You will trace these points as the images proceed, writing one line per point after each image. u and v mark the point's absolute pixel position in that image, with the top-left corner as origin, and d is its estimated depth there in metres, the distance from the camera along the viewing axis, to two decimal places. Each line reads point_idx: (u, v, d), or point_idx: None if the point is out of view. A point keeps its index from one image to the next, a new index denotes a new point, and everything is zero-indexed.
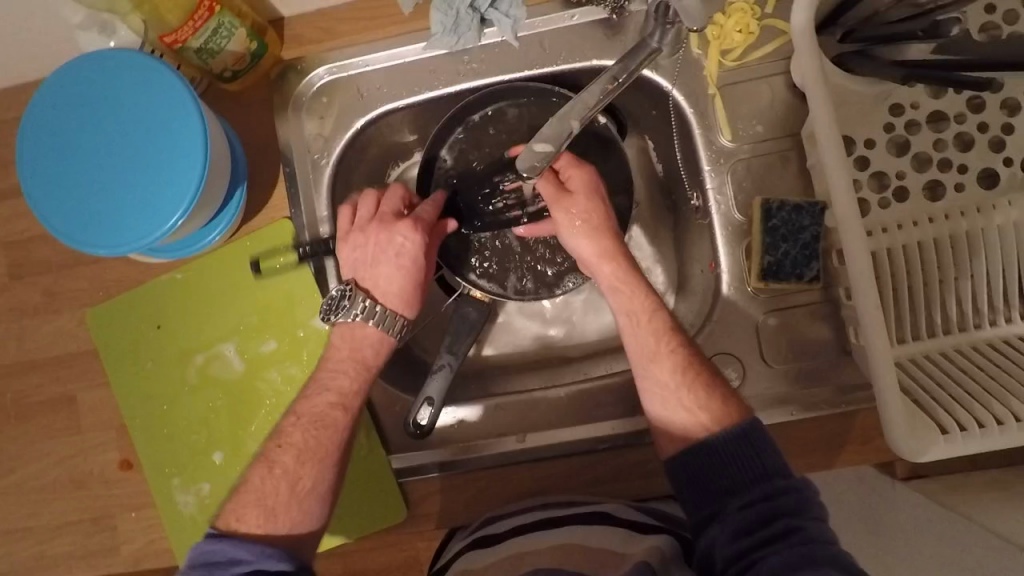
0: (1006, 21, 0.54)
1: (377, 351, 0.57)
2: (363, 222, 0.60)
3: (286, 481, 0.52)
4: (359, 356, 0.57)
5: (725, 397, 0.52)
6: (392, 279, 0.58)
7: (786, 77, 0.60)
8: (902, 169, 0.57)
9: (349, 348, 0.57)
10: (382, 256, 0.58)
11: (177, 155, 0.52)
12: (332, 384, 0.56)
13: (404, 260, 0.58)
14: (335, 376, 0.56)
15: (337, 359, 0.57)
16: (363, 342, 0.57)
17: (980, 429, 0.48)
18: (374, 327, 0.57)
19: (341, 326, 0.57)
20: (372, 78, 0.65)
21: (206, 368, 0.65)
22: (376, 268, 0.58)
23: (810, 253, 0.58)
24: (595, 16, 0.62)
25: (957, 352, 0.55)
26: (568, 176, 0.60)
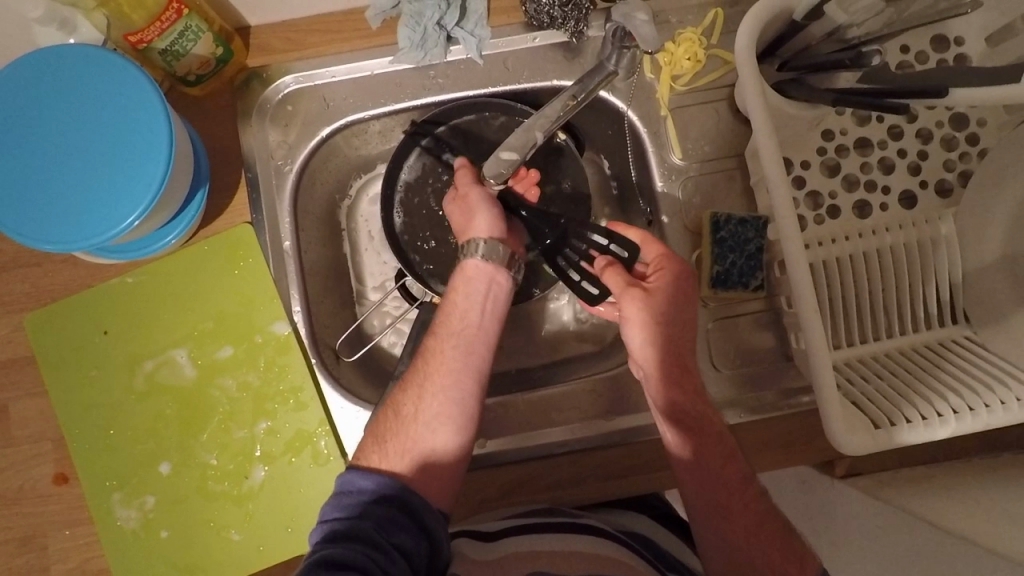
0: (918, 61, 0.61)
1: (487, 284, 0.57)
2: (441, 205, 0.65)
3: (415, 431, 0.52)
4: (465, 289, 0.57)
5: (804, 555, 0.51)
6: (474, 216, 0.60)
7: (729, 102, 0.65)
8: (834, 190, 0.63)
9: (456, 285, 0.58)
10: (457, 208, 0.62)
11: (141, 152, 0.52)
12: (454, 318, 0.56)
13: (486, 198, 0.60)
14: (465, 304, 0.56)
15: (455, 290, 0.57)
16: (475, 280, 0.57)
17: (908, 424, 0.53)
18: (481, 261, 0.57)
19: (459, 269, 0.58)
20: (338, 88, 0.66)
21: (155, 374, 0.63)
22: (464, 208, 0.61)
23: (754, 263, 0.62)
24: (556, 39, 0.65)
25: (886, 357, 0.60)
26: (655, 273, 0.56)
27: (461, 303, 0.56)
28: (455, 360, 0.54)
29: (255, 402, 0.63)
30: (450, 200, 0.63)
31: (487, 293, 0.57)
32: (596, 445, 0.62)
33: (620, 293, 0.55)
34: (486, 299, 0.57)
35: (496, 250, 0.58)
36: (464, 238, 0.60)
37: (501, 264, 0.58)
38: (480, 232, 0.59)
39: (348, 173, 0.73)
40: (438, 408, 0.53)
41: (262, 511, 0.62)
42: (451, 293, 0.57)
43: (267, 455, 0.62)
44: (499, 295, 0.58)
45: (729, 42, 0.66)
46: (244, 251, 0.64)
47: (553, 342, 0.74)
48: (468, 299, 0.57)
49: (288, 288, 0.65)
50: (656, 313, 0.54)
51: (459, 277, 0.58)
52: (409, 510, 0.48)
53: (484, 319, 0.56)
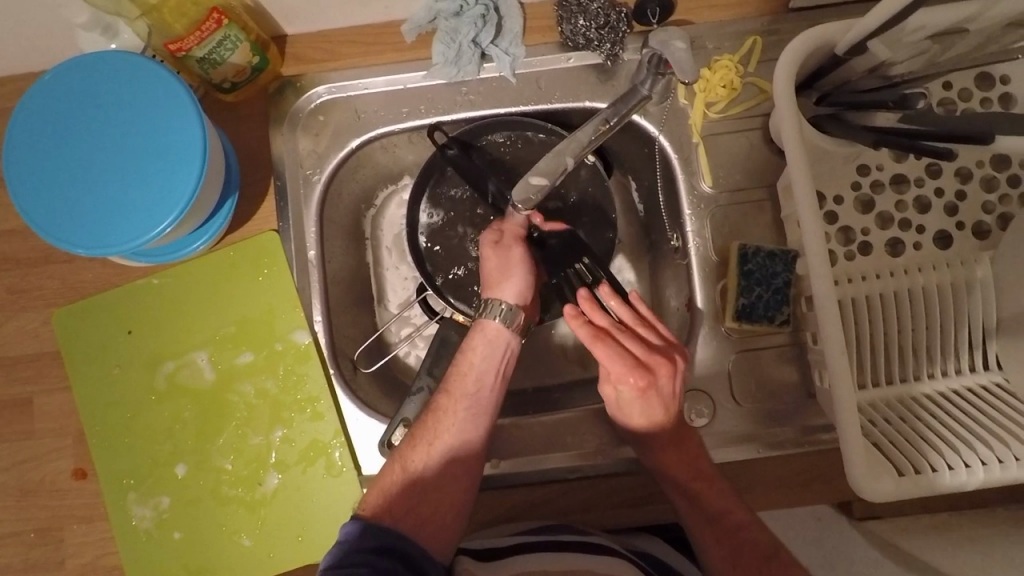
0: (961, 97, 0.59)
1: (508, 351, 0.59)
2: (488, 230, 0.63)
3: (418, 487, 0.54)
4: (483, 348, 0.58)
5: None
6: (507, 275, 0.60)
7: (763, 131, 0.64)
8: (867, 226, 0.62)
9: (471, 341, 0.59)
10: (499, 259, 0.60)
11: (175, 159, 0.52)
12: (467, 377, 0.57)
13: (526, 261, 0.60)
14: (478, 367, 0.58)
15: (468, 350, 0.58)
16: (500, 342, 0.58)
17: (934, 472, 0.51)
18: (509, 328, 0.59)
19: (479, 325, 0.59)
20: (369, 101, 0.66)
21: (175, 376, 0.64)
22: (502, 261, 0.60)
23: (781, 297, 0.61)
24: (590, 61, 0.65)
25: (912, 400, 0.59)
26: (664, 352, 0.56)
27: (478, 362, 0.58)
28: (465, 417, 0.56)
29: (272, 410, 0.63)
30: (491, 243, 0.61)
31: (504, 358, 0.58)
32: (610, 471, 0.62)
33: (632, 368, 0.55)
34: (502, 362, 0.58)
35: (518, 317, 0.59)
36: (489, 295, 0.60)
37: (517, 331, 0.59)
38: (508, 294, 0.59)
39: (375, 184, 0.74)
40: (448, 455, 0.55)
41: (275, 518, 0.62)
42: (464, 355, 0.58)
43: (281, 462, 0.62)
44: (512, 358, 0.59)
45: (767, 70, 0.64)
46: (268, 257, 0.64)
47: (570, 364, 0.73)
48: (486, 361, 0.58)
49: (309, 297, 0.65)
50: (661, 389, 0.56)
51: (478, 331, 0.59)
52: (405, 558, 0.50)
53: (497, 381, 0.58)
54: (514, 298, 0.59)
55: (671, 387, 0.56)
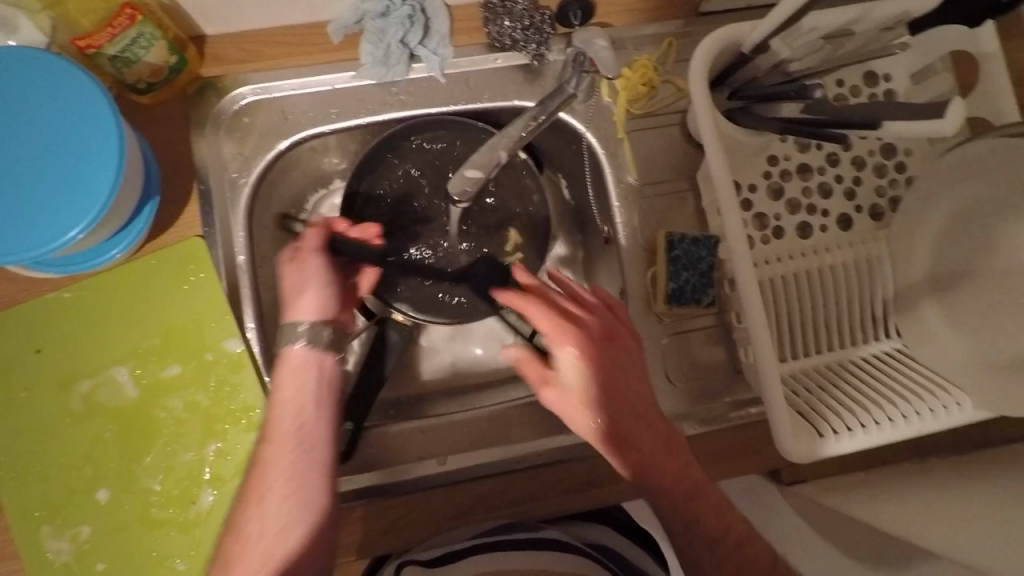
0: (852, 93, 0.66)
1: (321, 374, 0.55)
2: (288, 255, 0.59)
3: (262, 550, 0.48)
4: (291, 381, 0.54)
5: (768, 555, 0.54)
6: (303, 290, 0.57)
7: (681, 127, 0.69)
8: (778, 212, 0.67)
9: (279, 375, 0.55)
10: (295, 277, 0.57)
11: (89, 157, 0.49)
12: (279, 417, 0.53)
13: (322, 277, 0.57)
14: (290, 400, 0.53)
15: (276, 392, 0.54)
16: (305, 369, 0.55)
17: (849, 431, 0.56)
18: (310, 352, 0.55)
19: (281, 356, 0.55)
20: (297, 101, 0.65)
21: (92, 395, 0.60)
22: (298, 275, 0.57)
23: (707, 280, 0.64)
24: (517, 61, 0.67)
25: (827, 369, 0.63)
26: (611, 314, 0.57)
27: (293, 397, 0.53)
28: (289, 458, 0.51)
29: (205, 423, 0.60)
30: (287, 259, 0.58)
31: (320, 379, 0.55)
32: (554, 459, 0.62)
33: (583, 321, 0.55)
34: (317, 387, 0.54)
35: (320, 335, 0.55)
36: (288, 319, 0.56)
37: (326, 349, 0.56)
38: (307, 314, 0.56)
39: (305, 188, 0.72)
40: (284, 503, 0.50)
41: (210, 538, 0.58)
42: (275, 397, 0.54)
43: (216, 477, 0.59)
44: (326, 375, 0.55)
45: (682, 69, 0.69)
46: (195, 264, 0.61)
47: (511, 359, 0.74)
48: (297, 391, 0.54)
49: (240, 303, 0.62)
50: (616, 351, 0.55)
51: (286, 364, 0.55)
52: None
53: (314, 403, 0.54)
54: (312, 316, 0.56)
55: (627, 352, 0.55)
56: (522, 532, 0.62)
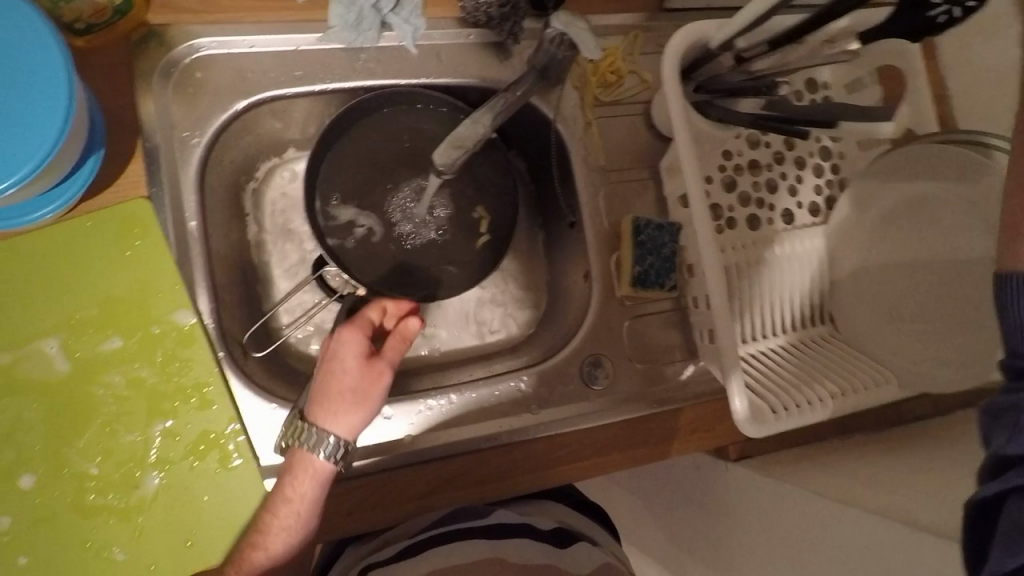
0: (807, 89, 0.70)
1: (318, 484, 0.53)
2: (360, 327, 0.57)
3: None
4: (296, 493, 0.52)
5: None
6: (349, 403, 0.54)
7: (644, 117, 0.71)
8: (731, 205, 0.69)
9: (285, 483, 0.53)
10: (348, 370, 0.55)
11: (21, 114, 0.43)
12: (278, 525, 0.52)
13: (372, 393, 0.55)
14: (292, 507, 0.52)
15: (280, 496, 0.53)
16: (308, 475, 0.52)
17: (797, 408, 0.60)
18: (327, 463, 0.52)
19: (297, 459, 0.52)
20: (256, 60, 0.61)
21: (13, 369, 0.53)
22: (346, 380, 0.54)
23: (669, 265, 0.67)
24: (489, 39, 0.66)
25: (774, 352, 0.67)
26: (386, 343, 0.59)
27: (285, 510, 0.52)
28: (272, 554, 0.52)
29: (149, 401, 0.55)
30: (355, 349, 0.56)
31: (318, 488, 0.53)
32: (526, 436, 0.64)
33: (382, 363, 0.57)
34: (316, 498, 0.53)
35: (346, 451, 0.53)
36: (318, 421, 0.53)
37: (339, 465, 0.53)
38: (340, 423, 0.53)
39: (257, 154, 0.68)
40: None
41: (155, 525, 0.54)
42: (277, 499, 0.53)
43: (163, 459, 0.55)
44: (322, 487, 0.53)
45: (647, 61, 0.71)
46: (139, 228, 0.56)
47: (473, 336, 0.74)
48: (295, 501, 0.52)
49: (192, 273, 0.58)
50: None
51: (301, 470, 0.52)
52: None
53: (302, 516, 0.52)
54: (344, 428, 0.53)
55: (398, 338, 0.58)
56: (468, 520, 0.63)
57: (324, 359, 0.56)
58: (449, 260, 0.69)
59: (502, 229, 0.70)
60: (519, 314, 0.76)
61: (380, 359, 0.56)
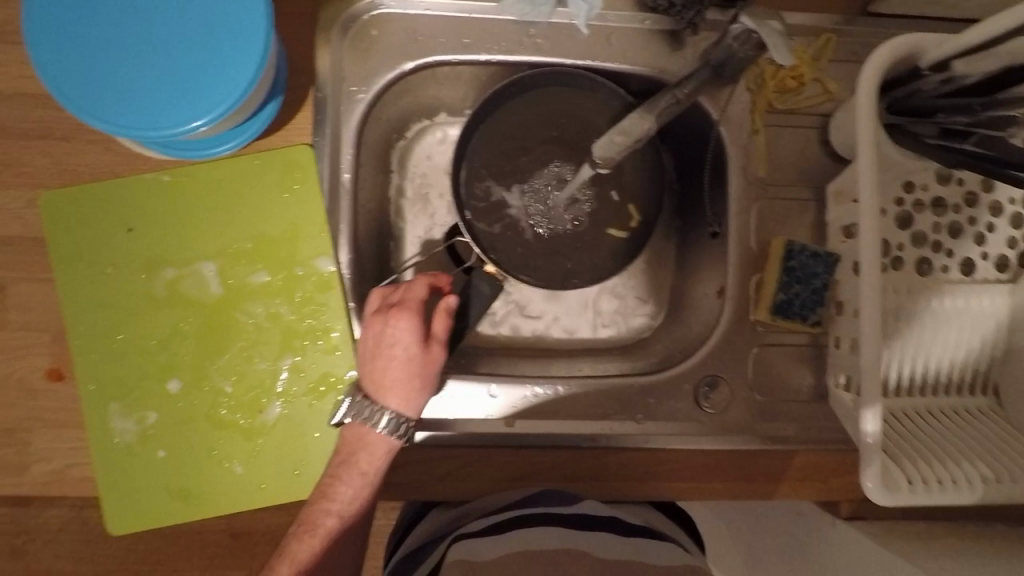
0: None
1: (378, 457, 0.52)
2: (403, 310, 0.54)
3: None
4: (368, 468, 0.52)
5: None
6: (408, 386, 0.53)
7: (819, 132, 0.64)
8: (901, 242, 0.61)
9: (352, 458, 0.52)
10: (398, 354, 0.53)
11: (194, 85, 0.46)
12: (346, 494, 0.52)
13: (427, 375, 0.53)
14: (363, 479, 0.52)
15: (346, 467, 0.52)
16: (368, 448, 0.52)
17: (938, 485, 0.53)
18: (386, 438, 0.52)
19: (358, 438, 0.52)
20: (428, 23, 0.61)
21: (176, 284, 0.59)
22: (399, 365, 0.53)
23: (817, 299, 0.61)
24: (664, 26, 0.62)
25: (919, 415, 0.60)
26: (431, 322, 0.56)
27: (354, 474, 0.52)
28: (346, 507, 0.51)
29: (284, 336, 0.59)
30: (405, 335, 0.53)
31: (379, 461, 0.52)
32: (627, 444, 0.62)
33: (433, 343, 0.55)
34: (376, 467, 0.52)
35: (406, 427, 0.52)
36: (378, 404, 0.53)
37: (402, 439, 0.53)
38: (400, 406, 0.53)
39: (411, 115, 0.69)
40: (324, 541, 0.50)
41: (272, 449, 0.59)
42: (342, 469, 0.52)
43: (287, 392, 0.59)
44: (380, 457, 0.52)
45: (836, 70, 0.63)
46: (299, 173, 0.59)
47: (585, 330, 0.73)
48: (357, 469, 0.52)
49: (338, 223, 0.60)
50: None
51: (365, 448, 0.52)
52: None
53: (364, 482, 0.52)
54: (404, 409, 0.53)
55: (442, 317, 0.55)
56: (552, 507, 0.58)
57: (377, 342, 0.54)
58: (580, 250, 0.68)
59: (641, 230, 0.68)
60: (638, 315, 0.73)
61: (435, 340, 0.54)
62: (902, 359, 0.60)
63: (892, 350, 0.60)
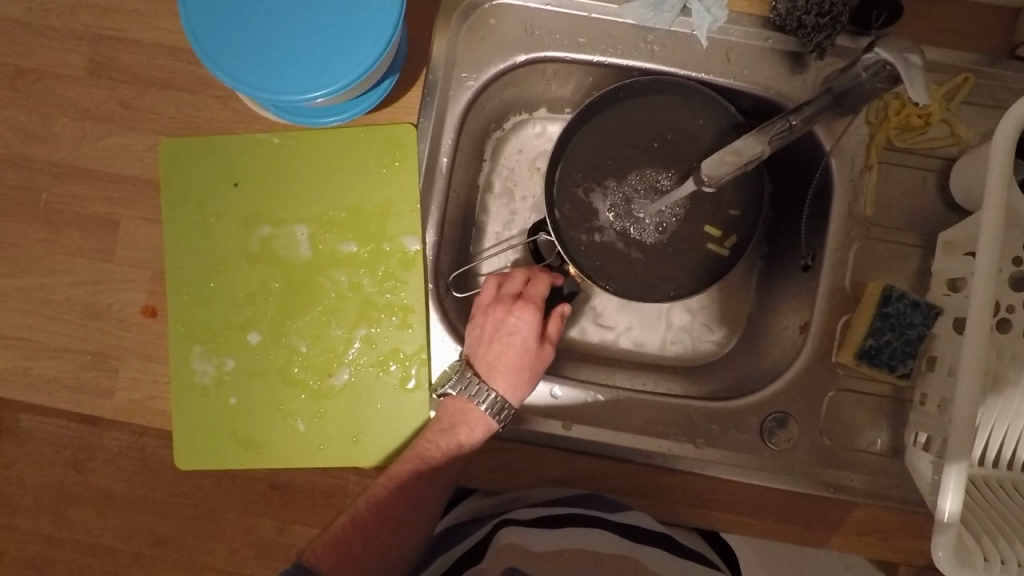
0: None
1: (478, 433, 0.56)
2: (527, 304, 0.60)
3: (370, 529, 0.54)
4: (466, 440, 0.56)
5: None
6: (517, 375, 0.58)
7: (938, 177, 0.61)
8: (1013, 305, 0.56)
9: (452, 428, 0.56)
10: (517, 344, 0.59)
11: (323, 57, 0.48)
12: (439, 458, 0.55)
13: (536, 368, 0.59)
14: (457, 449, 0.56)
15: (446, 434, 0.56)
16: (470, 422, 0.56)
17: (1020, 567, 0.49)
18: (490, 418, 0.56)
19: (464, 410, 0.57)
20: (546, 18, 0.61)
21: (270, 241, 0.61)
22: (515, 353, 0.58)
23: (909, 350, 0.58)
24: (788, 47, 0.60)
25: (1013, 490, 0.54)
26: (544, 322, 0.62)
27: (452, 443, 0.56)
28: (436, 470, 0.55)
29: (362, 307, 0.61)
30: (528, 327, 0.59)
31: (478, 436, 0.56)
32: (682, 466, 0.60)
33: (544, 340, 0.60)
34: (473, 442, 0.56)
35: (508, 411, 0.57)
36: (488, 383, 0.57)
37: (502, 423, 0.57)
38: (506, 390, 0.58)
39: (512, 107, 0.69)
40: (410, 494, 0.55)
41: (335, 413, 0.61)
42: (441, 435, 0.56)
43: (358, 361, 0.61)
44: (479, 432, 0.56)
45: (967, 113, 0.60)
46: (400, 151, 0.61)
47: (651, 344, 0.72)
48: (459, 439, 0.56)
49: (429, 205, 0.61)
50: None
51: (472, 421, 0.56)
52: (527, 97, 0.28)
53: (463, 452, 0.56)
54: (508, 395, 0.58)
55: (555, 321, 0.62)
56: (602, 511, 0.59)
57: (498, 328, 0.59)
58: (662, 264, 0.67)
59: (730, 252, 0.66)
60: (709, 339, 0.72)
61: (548, 339, 0.61)
62: (1009, 434, 0.54)
63: (999, 423, 0.54)
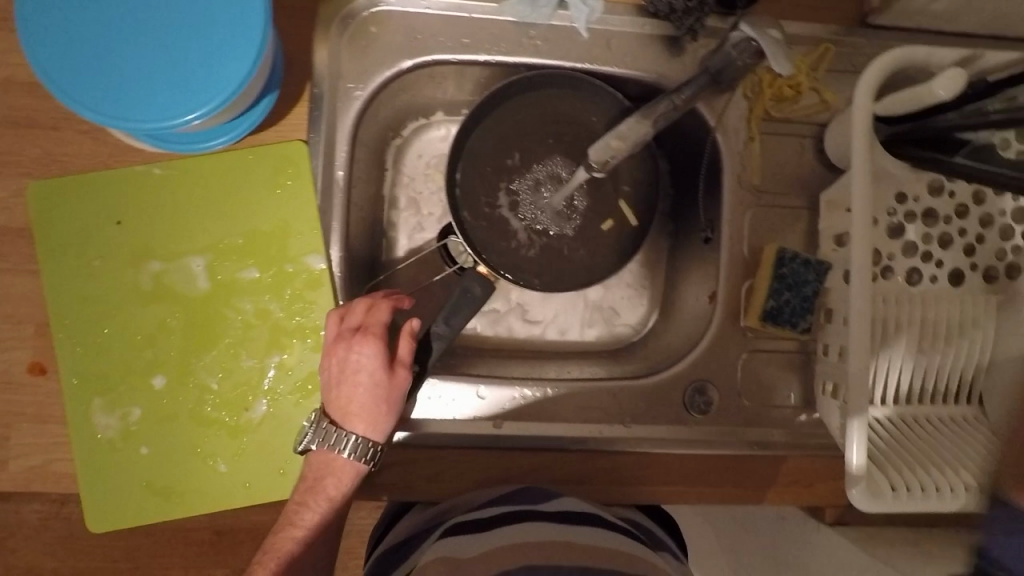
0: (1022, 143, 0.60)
1: (348, 481, 0.52)
2: (365, 337, 0.53)
3: None
4: (335, 492, 0.51)
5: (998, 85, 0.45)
6: (374, 412, 0.52)
7: (814, 141, 0.65)
8: (892, 252, 0.60)
9: (318, 484, 0.51)
10: (362, 381, 0.52)
11: (187, 79, 0.45)
12: (311, 520, 0.50)
13: (391, 400, 0.52)
14: (329, 503, 0.51)
15: (313, 492, 0.51)
16: (337, 473, 0.51)
17: (922, 492, 0.53)
18: (354, 462, 0.51)
19: (323, 462, 0.52)
20: (427, 21, 0.60)
21: (163, 277, 0.58)
22: (364, 391, 0.52)
23: (807, 306, 0.61)
24: (664, 32, 0.62)
25: (911, 422, 0.58)
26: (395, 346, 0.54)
27: (323, 500, 0.51)
28: (315, 532, 0.50)
29: (272, 334, 0.58)
30: (370, 361, 0.52)
31: (349, 485, 0.52)
32: (614, 447, 0.62)
33: (396, 367, 0.53)
34: (344, 493, 0.51)
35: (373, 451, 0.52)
36: (343, 431, 0.51)
37: (370, 464, 0.52)
38: (366, 431, 0.52)
39: (408, 114, 0.69)
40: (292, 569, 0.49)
41: (257, 447, 0.58)
42: (309, 494, 0.51)
43: (275, 390, 0.58)
44: (347, 480, 0.52)
45: (832, 80, 0.64)
46: (292, 169, 0.59)
47: (574, 329, 0.73)
48: (328, 493, 0.51)
49: (331, 221, 0.60)
50: None
51: (336, 474, 0.51)
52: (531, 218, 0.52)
53: (335, 505, 0.51)
54: (370, 435, 0.52)
55: (404, 342, 0.53)
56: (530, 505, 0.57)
57: (341, 368, 0.52)
58: (573, 253, 0.68)
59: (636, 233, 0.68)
60: (628, 319, 0.73)
61: (400, 363, 0.53)
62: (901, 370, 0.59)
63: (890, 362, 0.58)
